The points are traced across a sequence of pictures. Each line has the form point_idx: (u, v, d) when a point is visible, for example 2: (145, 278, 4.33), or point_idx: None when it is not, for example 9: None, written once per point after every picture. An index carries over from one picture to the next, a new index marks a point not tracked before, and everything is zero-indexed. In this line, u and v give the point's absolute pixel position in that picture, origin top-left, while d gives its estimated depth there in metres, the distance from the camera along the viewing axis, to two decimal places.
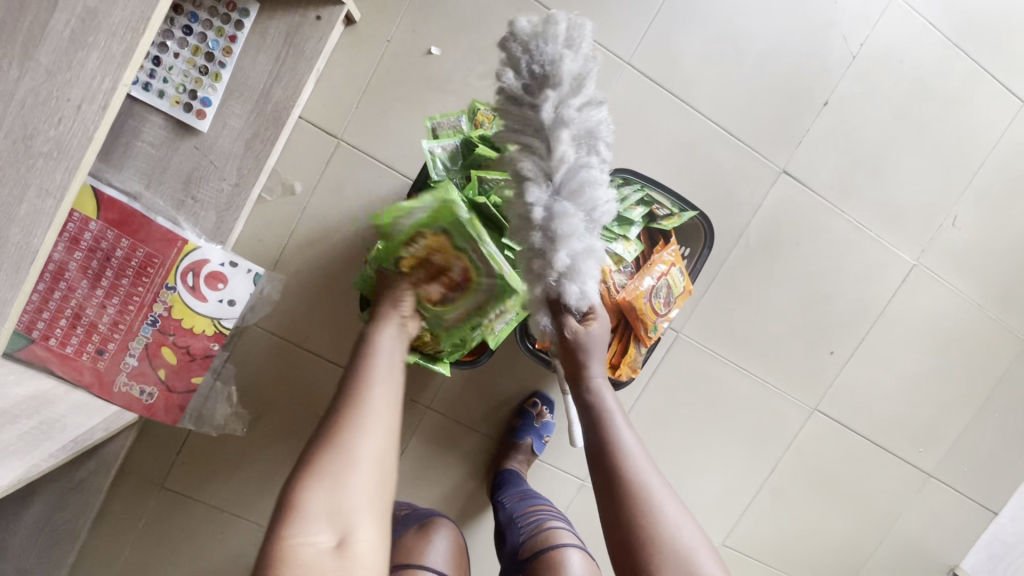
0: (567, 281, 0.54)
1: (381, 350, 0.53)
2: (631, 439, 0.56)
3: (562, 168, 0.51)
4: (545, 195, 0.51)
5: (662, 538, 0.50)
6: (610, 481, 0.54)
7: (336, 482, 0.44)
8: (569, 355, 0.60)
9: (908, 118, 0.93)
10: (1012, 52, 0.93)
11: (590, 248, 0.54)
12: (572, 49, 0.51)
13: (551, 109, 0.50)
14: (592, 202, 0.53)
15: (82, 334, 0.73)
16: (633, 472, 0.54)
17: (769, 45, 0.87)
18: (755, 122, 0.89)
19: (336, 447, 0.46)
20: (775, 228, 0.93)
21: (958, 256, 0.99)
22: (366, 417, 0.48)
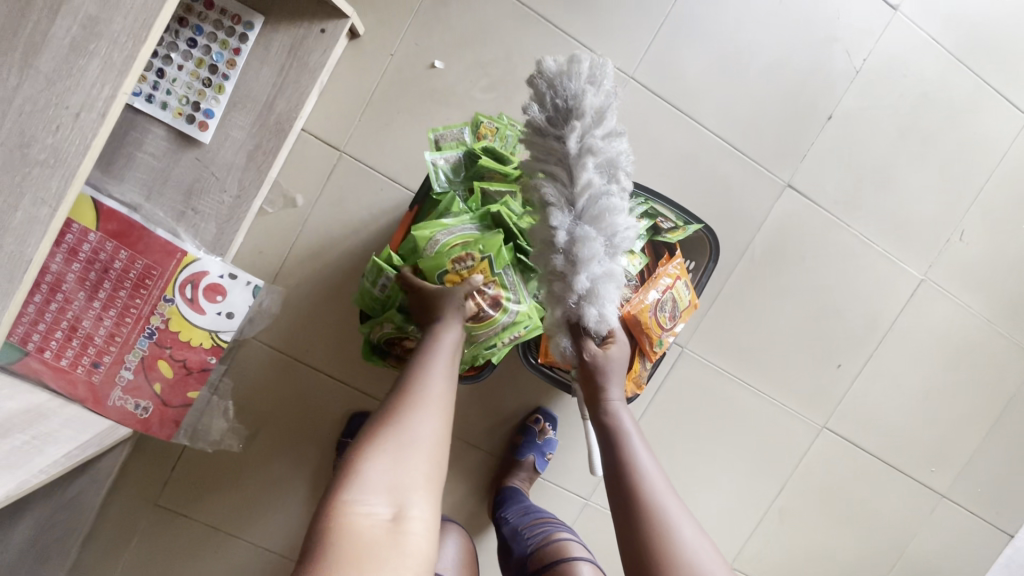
0: (587, 304, 0.55)
1: (442, 341, 0.55)
2: (647, 460, 0.55)
3: (584, 196, 0.52)
4: (567, 219, 0.52)
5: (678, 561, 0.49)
6: (625, 502, 0.53)
7: (394, 459, 0.46)
8: (586, 376, 0.59)
9: (913, 132, 0.92)
10: (1015, 67, 0.93)
11: (611, 273, 0.55)
12: (594, 85, 0.52)
13: (575, 140, 0.51)
14: (613, 229, 0.53)
15: (78, 346, 0.72)
16: (650, 494, 0.52)
17: (773, 60, 0.87)
18: (759, 136, 0.89)
19: (400, 424, 0.48)
20: (781, 241, 0.92)
21: (966, 271, 0.97)
22: (422, 403, 0.50)
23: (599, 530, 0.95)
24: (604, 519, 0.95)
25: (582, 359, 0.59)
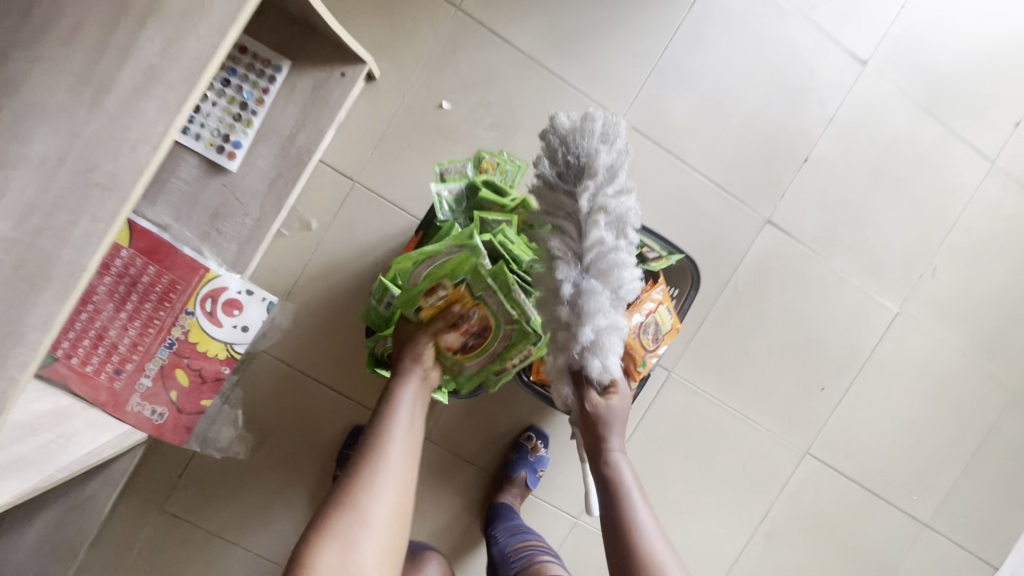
0: (591, 356, 0.57)
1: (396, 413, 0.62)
2: (644, 515, 0.60)
3: (593, 251, 0.54)
4: (573, 274, 0.54)
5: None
6: (624, 555, 0.58)
7: (351, 536, 0.53)
8: (589, 426, 0.62)
9: (885, 175, 0.99)
10: (980, 117, 1.00)
11: (615, 325, 0.57)
12: (607, 144, 0.54)
13: (586, 199, 0.53)
14: (620, 283, 0.56)
15: (103, 354, 0.77)
16: (647, 547, 0.58)
17: (752, 106, 0.95)
18: (741, 175, 0.96)
19: (352, 507, 0.54)
20: (762, 273, 0.98)
21: (940, 305, 1.03)
22: (373, 482, 0.56)
23: (588, 549, 0.98)
24: (594, 539, 0.98)
25: (584, 409, 0.61)
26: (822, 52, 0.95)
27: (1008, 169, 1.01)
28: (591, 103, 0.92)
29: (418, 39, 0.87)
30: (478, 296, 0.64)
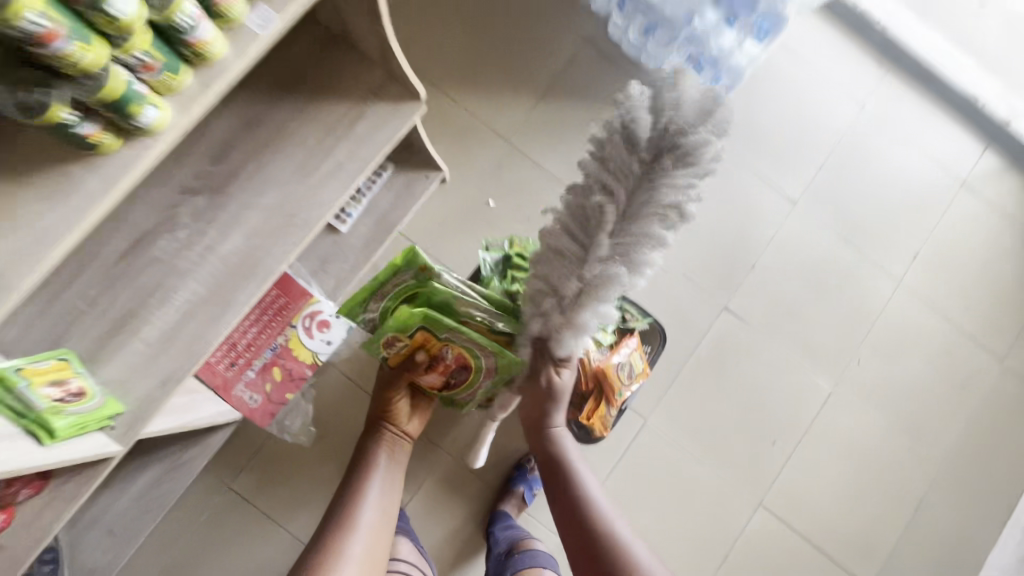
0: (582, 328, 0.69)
1: (372, 475, 0.90)
2: (590, 480, 0.86)
3: (640, 227, 0.63)
4: (609, 240, 0.64)
5: (607, 539, 0.79)
6: (574, 506, 0.83)
7: (336, 551, 0.78)
8: (541, 398, 0.84)
9: (817, 282, 1.30)
10: (891, 246, 1.32)
11: (607, 313, 0.69)
12: (715, 136, 0.59)
13: (662, 184, 0.61)
14: (643, 268, 0.65)
15: (226, 348, 1.05)
16: (592, 502, 0.83)
17: (715, 223, 1.28)
18: (706, 271, 1.27)
19: (336, 545, 0.79)
20: (721, 348, 1.26)
21: (866, 390, 1.28)
22: (354, 527, 0.82)
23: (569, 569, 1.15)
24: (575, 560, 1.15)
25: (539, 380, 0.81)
26: (766, 191, 1.30)
27: (913, 287, 1.32)
28: None
29: (477, 157, 1.25)
30: (441, 337, 0.82)
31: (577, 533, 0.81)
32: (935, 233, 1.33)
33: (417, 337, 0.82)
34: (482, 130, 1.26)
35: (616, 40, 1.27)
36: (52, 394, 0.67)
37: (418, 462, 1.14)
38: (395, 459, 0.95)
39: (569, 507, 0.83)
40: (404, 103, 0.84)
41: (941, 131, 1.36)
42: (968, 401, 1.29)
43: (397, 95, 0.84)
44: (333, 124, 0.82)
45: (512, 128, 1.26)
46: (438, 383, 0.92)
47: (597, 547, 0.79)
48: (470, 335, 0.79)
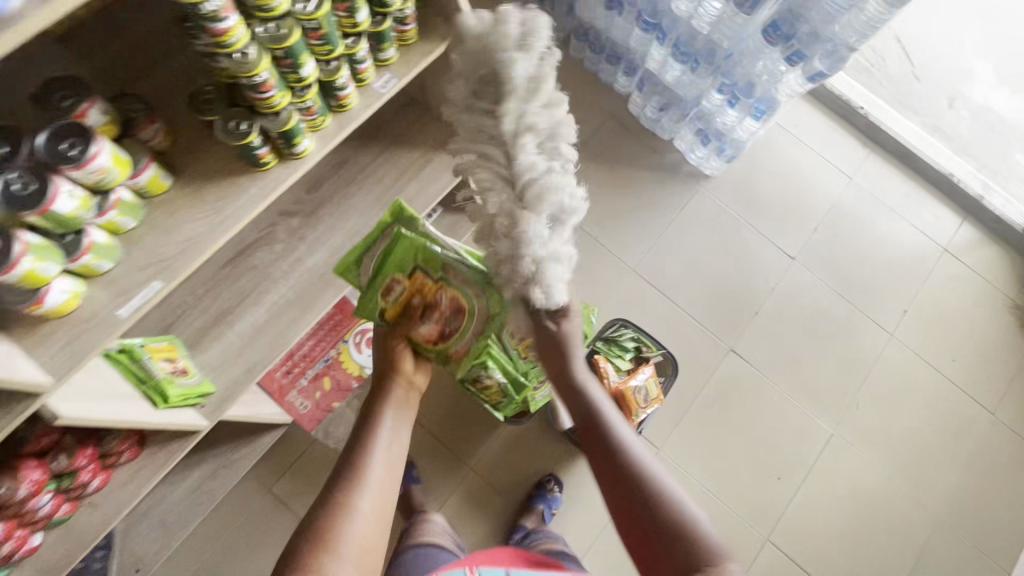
0: (540, 278, 0.55)
1: (374, 442, 0.63)
2: (632, 441, 0.67)
3: (523, 175, 0.53)
4: (507, 205, 0.54)
5: (661, 501, 0.63)
6: (620, 472, 0.65)
7: (323, 552, 0.53)
8: (555, 351, 0.67)
9: (815, 329, 1.42)
10: (882, 303, 1.44)
11: (557, 254, 0.55)
12: (525, 52, 0.52)
13: (512, 120, 0.52)
14: (556, 206, 0.54)
15: (286, 357, 1.17)
16: (639, 467, 0.65)
17: (721, 273, 1.43)
18: (715, 317, 1.40)
19: (326, 544, 0.54)
20: (727, 387, 1.36)
21: (865, 434, 1.36)
22: (349, 518, 0.56)
23: None
24: None
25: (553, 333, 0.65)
26: (766, 247, 1.46)
27: (906, 341, 1.42)
28: (615, 256, 1.41)
29: None
30: (434, 276, 0.74)
31: (624, 499, 0.64)
32: (923, 293, 1.46)
33: (414, 278, 0.74)
34: None
35: (636, 114, 1.48)
36: (167, 367, 0.80)
37: (445, 476, 1.22)
38: (404, 422, 0.68)
39: (613, 469, 0.66)
40: None
41: (923, 204, 1.52)
42: (964, 449, 1.36)
43: None
44: (406, 167, 1.00)
45: None
46: (432, 339, 0.76)
47: (653, 513, 0.62)
48: (462, 270, 0.72)
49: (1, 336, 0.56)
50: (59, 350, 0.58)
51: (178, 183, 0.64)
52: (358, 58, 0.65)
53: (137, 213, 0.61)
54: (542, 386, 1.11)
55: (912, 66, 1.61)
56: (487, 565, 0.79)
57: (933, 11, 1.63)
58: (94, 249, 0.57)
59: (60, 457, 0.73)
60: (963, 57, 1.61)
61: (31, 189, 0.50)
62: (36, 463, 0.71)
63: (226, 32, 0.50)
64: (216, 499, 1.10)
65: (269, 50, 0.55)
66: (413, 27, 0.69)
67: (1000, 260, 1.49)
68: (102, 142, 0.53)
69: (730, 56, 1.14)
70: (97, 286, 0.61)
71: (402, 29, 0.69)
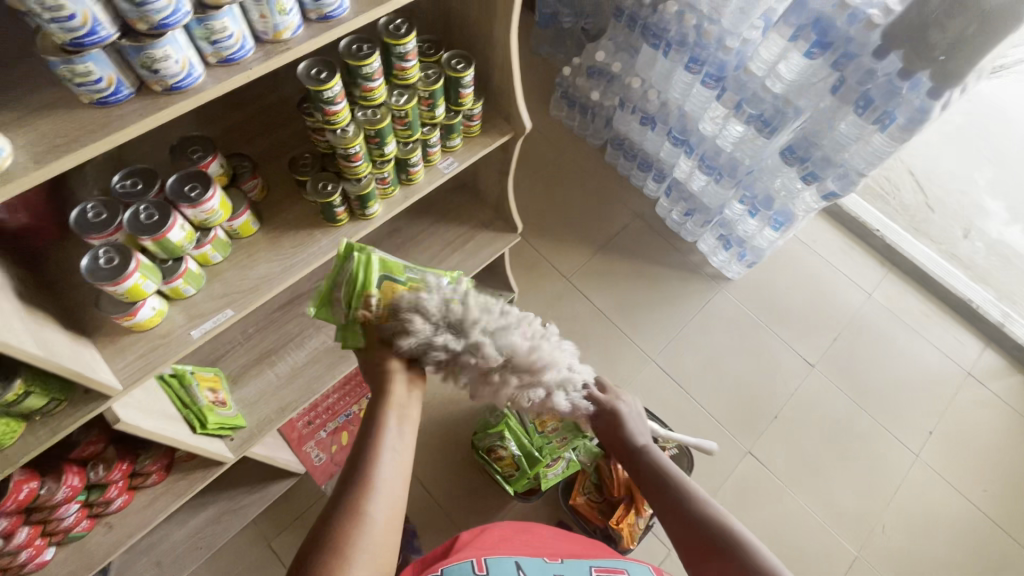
0: (556, 392, 0.60)
1: (382, 441, 0.53)
2: (716, 506, 0.60)
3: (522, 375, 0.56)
4: (544, 387, 0.58)
5: (756, 568, 0.54)
6: (704, 542, 0.57)
7: (329, 560, 0.46)
8: (606, 420, 0.65)
9: (839, 441, 1.39)
10: (906, 420, 1.42)
11: (567, 377, 0.60)
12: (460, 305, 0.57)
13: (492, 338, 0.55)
14: (556, 373, 0.59)
15: (308, 412, 1.14)
16: (724, 534, 0.57)
17: (741, 374, 1.45)
18: (734, 417, 1.40)
19: (332, 551, 0.47)
20: (744, 492, 1.32)
21: (893, 564, 1.27)
22: (358, 523, 0.48)
23: None
24: None
25: (598, 403, 0.65)
26: (786, 351, 1.48)
27: (933, 464, 1.37)
28: (637, 346, 1.46)
29: (540, 288, 1.51)
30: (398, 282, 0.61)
31: (717, 573, 0.56)
32: (949, 415, 1.43)
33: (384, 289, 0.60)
34: (548, 268, 1.53)
35: (663, 217, 1.60)
36: (210, 396, 0.86)
37: None
38: (411, 421, 0.57)
39: (697, 537, 0.58)
40: (505, 234, 1.10)
41: (944, 326, 1.54)
42: None
43: (501, 228, 1.10)
44: (449, 233, 1.08)
45: (573, 270, 1.53)
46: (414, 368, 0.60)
47: None
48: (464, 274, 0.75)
49: (90, 341, 0.63)
50: (133, 361, 0.64)
51: (263, 230, 0.75)
52: (430, 143, 0.78)
53: (225, 249, 0.71)
54: (555, 464, 1.10)
55: (926, 198, 1.72)
56: (495, 555, 0.68)
57: (943, 152, 1.77)
58: (186, 274, 0.67)
59: (98, 468, 0.78)
60: (975, 194, 1.73)
61: (154, 219, 0.61)
62: (77, 470, 0.75)
63: (335, 112, 0.63)
64: (215, 546, 1.07)
65: (364, 130, 0.68)
66: (478, 122, 0.82)
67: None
68: (217, 189, 0.64)
69: (751, 171, 1.26)
70: (177, 308, 0.69)
71: (469, 123, 0.81)
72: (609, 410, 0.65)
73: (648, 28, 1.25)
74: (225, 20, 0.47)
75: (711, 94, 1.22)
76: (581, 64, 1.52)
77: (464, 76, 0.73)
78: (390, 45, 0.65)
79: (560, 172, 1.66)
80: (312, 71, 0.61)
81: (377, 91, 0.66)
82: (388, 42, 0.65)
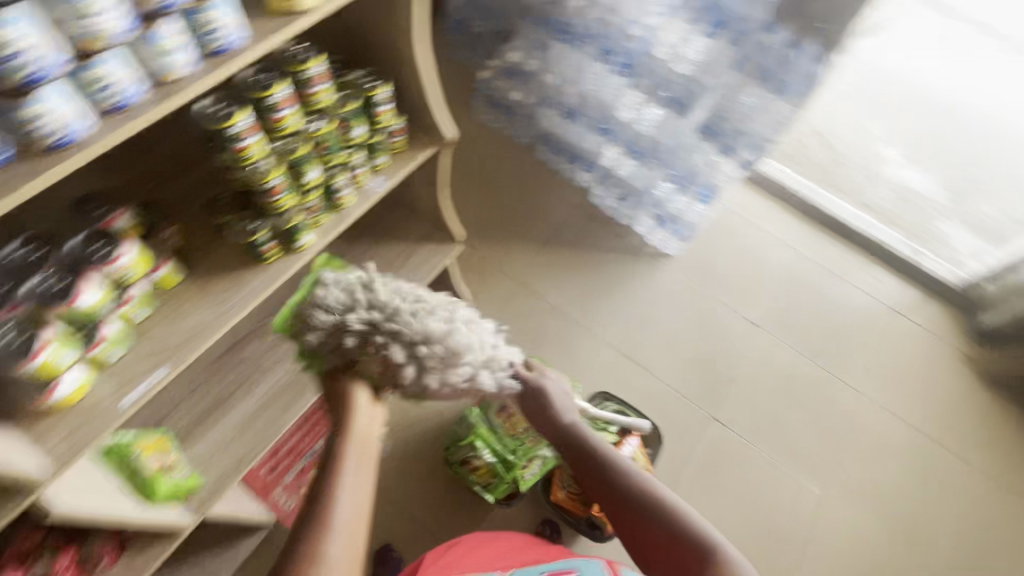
0: (482, 371, 0.61)
1: (342, 479, 0.56)
2: (632, 467, 0.67)
3: (438, 349, 0.58)
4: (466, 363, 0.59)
5: (665, 517, 0.63)
6: (621, 499, 0.65)
7: None
8: (530, 400, 0.70)
9: (790, 390, 1.48)
10: (846, 362, 1.52)
11: (491, 356, 0.63)
12: (378, 292, 0.61)
13: (405, 314, 0.58)
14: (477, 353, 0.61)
15: (270, 459, 1.09)
16: (641, 491, 0.65)
17: (694, 344, 1.51)
18: (693, 385, 1.46)
19: None
20: (714, 455, 1.38)
21: (855, 495, 1.37)
22: (318, 560, 0.51)
23: None
24: None
25: (524, 384, 0.69)
26: (731, 316, 1.56)
27: (875, 398, 1.48)
28: (594, 334, 1.49)
29: (491, 292, 1.51)
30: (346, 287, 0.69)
31: (635, 524, 0.64)
32: (882, 351, 1.55)
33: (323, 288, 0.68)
34: (495, 271, 1.54)
35: (599, 205, 1.64)
36: (156, 463, 0.79)
37: None
38: (371, 455, 0.60)
39: (617, 497, 0.66)
40: (446, 244, 1.09)
41: (865, 269, 1.67)
42: (951, 501, 1.37)
43: (442, 239, 1.09)
44: (390, 252, 1.06)
45: (521, 269, 1.54)
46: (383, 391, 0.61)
47: (677, 543, 0.62)
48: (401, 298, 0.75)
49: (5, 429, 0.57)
50: (59, 443, 0.58)
51: (189, 277, 0.70)
52: (354, 166, 0.76)
53: (149, 305, 0.67)
54: (531, 464, 1.11)
55: (833, 154, 1.86)
56: None
57: (839, 111, 1.92)
58: (108, 338, 0.62)
59: (40, 561, 0.72)
60: (874, 145, 1.88)
61: (61, 285, 0.57)
62: (15, 568, 0.69)
63: (244, 149, 0.61)
64: None
65: (280, 162, 0.66)
66: (402, 138, 0.81)
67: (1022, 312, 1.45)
68: (129, 244, 0.62)
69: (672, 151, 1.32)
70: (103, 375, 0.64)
71: (392, 140, 0.80)
72: (535, 389, 0.69)
73: (555, 24, 1.28)
74: (101, 68, 0.46)
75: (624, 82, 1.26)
76: (497, 67, 1.53)
77: (378, 95, 0.74)
78: (292, 73, 0.63)
79: (493, 174, 1.66)
80: (213, 110, 0.59)
81: (287, 121, 0.63)
82: (290, 70, 0.63)
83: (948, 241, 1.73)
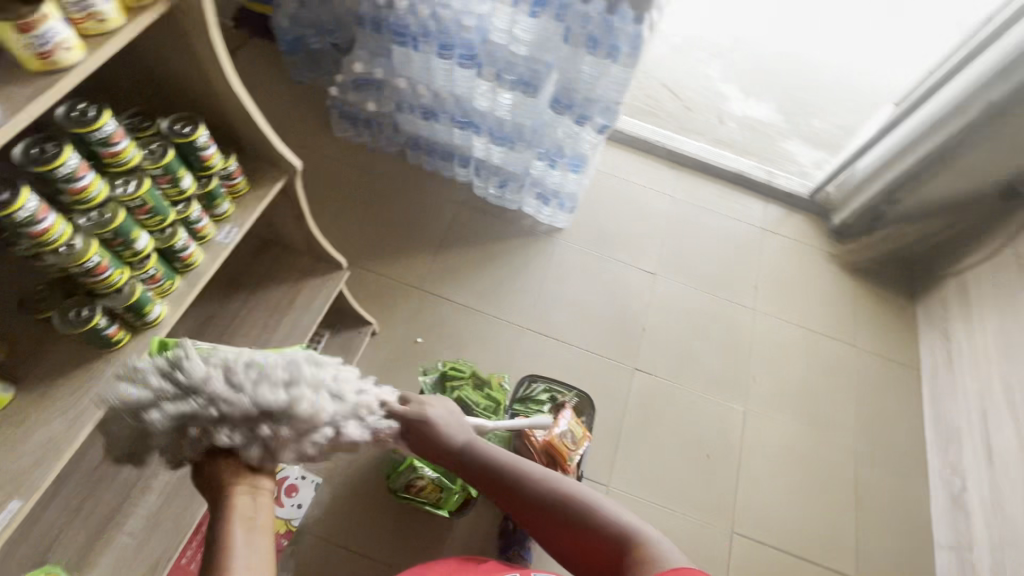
0: (348, 421, 0.56)
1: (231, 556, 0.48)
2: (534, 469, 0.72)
3: (279, 422, 0.51)
4: (322, 424, 0.54)
5: (573, 507, 0.68)
6: (531, 501, 0.70)
7: None
8: (419, 433, 0.68)
9: (697, 325, 1.59)
10: (737, 286, 1.67)
11: (354, 407, 0.57)
12: (193, 369, 0.52)
13: (230, 393, 0.51)
14: (333, 411, 0.54)
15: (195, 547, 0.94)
16: (546, 490, 0.70)
17: (603, 306, 1.57)
18: (612, 345, 1.52)
19: None
20: (646, 403, 1.46)
21: (771, 400, 1.51)
22: None
23: None
24: None
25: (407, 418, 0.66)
26: (629, 271, 1.64)
27: (767, 310, 1.64)
28: (509, 322, 1.50)
29: (398, 308, 1.47)
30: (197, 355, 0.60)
31: (547, 520, 0.69)
32: (762, 267, 1.71)
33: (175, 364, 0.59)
34: (397, 287, 1.50)
35: (483, 196, 1.65)
36: None
37: None
38: (268, 525, 0.52)
39: (527, 500, 0.70)
40: (330, 274, 1.04)
41: (733, 199, 1.82)
42: (846, 381, 1.56)
43: (324, 270, 1.04)
44: (271, 298, 0.99)
45: (422, 278, 1.52)
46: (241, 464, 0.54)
47: (586, 528, 0.67)
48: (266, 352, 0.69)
49: None
50: None
51: (22, 393, 0.61)
52: (193, 220, 0.70)
53: None
54: None
55: (682, 101, 2.00)
56: None
57: (677, 62, 2.07)
58: None
59: None
60: (714, 86, 2.05)
61: None
62: None
63: (45, 232, 0.54)
64: None
65: (97, 236, 0.59)
66: (242, 178, 0.75)
67: (966, 127, 1.44)
68: None
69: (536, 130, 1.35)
70: None
71: (231, 182, 0.74)
72: (419, 421, 0.67)
73: (391, 27, 1.26)
74: None
75: (471, 73, 1.27)
76: (344, 81, 1.48)
77: (197, 138, 0.67)
78: (82, 134, 0.56)
79: (369, 189, 1.61)
80: None
81: (91, 190, 0.57)
82: (78, 132, 0.56)
83: (793, 157, 1.94)
